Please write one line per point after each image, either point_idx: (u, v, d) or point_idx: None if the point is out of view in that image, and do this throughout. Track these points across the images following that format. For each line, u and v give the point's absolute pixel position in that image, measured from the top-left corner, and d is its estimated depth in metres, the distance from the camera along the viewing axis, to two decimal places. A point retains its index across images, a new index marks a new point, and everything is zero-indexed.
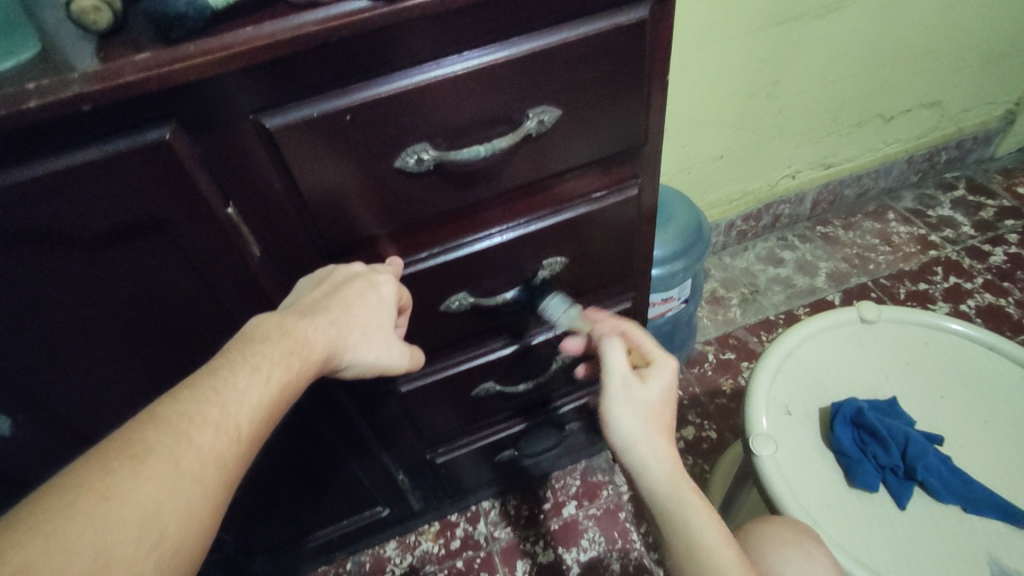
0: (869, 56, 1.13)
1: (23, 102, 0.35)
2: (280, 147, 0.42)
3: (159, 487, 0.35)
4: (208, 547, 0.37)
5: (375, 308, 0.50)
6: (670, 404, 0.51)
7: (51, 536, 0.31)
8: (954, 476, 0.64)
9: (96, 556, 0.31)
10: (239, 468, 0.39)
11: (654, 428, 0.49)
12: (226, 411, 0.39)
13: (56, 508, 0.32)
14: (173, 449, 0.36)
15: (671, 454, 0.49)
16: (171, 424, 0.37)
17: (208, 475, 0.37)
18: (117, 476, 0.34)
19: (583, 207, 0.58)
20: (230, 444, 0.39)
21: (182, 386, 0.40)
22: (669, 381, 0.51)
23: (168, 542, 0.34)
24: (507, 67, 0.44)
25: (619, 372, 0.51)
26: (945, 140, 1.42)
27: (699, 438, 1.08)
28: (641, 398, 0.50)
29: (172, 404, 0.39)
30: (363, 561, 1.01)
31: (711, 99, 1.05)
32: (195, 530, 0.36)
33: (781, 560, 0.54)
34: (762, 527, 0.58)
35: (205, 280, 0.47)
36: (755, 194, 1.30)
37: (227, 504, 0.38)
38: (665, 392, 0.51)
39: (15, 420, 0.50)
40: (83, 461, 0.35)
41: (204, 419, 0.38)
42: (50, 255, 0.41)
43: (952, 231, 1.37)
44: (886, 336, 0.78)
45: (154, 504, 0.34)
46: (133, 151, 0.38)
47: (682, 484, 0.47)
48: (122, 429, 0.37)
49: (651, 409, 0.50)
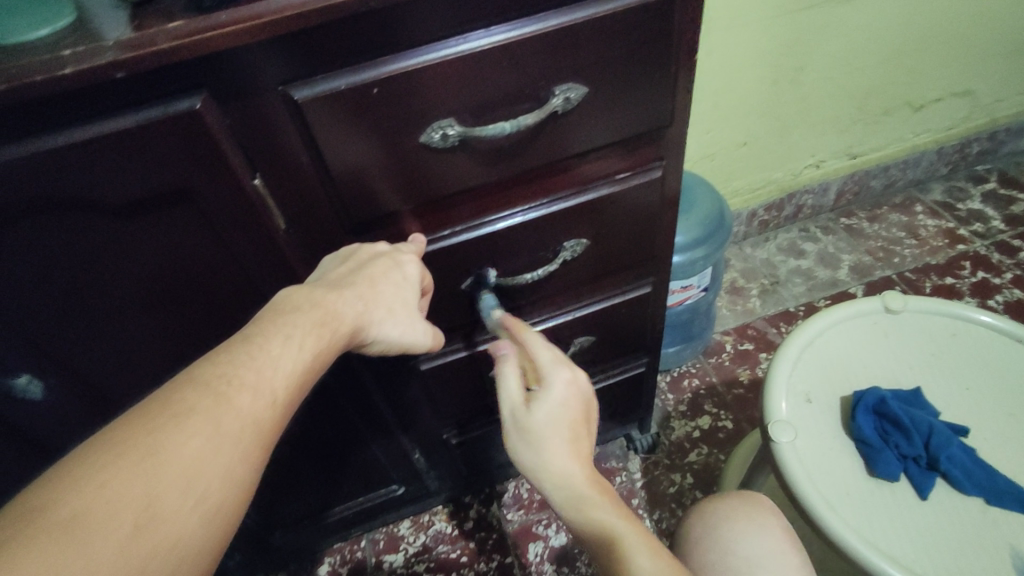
0: (901, 43, 1.11)
1: (59, 69, 0.35)
2: (308, 120, 0.42)
3: (203, 444, 0.36)
4: (248, 508, 0.38)
5: (400, 286, 0.50)
6: (570, 419, 0.51)
7: (103, 485, 0.32)
8: (978, 467, 0.63)
9: (146, 505, 0.33)
10: (276, 431, 0.40)
11: (554, 451, 0.50)
12: (262, 375, 0.40)
13: (106, 460, 0.33)
14: (214, 409, 0.37)
15: (575, 473, 0.49)
16: (210, 385, 0.39)
17: (247, 437, 0.38)
18: (161, 432, 0.35)
19: (605, 188, 0.58)
20: (267, 408, 0.40)
21: (219, 351, 0.41)
22: (559, 395, 0.51)
23: (212, 499, 0.35)
24: (535, 42, 0.44)
25: (510, 404, 0.52)
26: (977, 131, 1.38)
27: (714, 428, 1.08)
28: (531, 425, 0.50)
29: (209, 367, 0.40)
30: (377, 538, 1.02)
31: (736, 85, 1.03)
32: (236, 489, 0.37)
33: (740, 535, 0.57)
34: (725, 504, 0.61)
35: (230, 251, 0.48)
36: (779, 183, 1.28)
37: (265, 467, 0.39)
38: (559, 410, 0.51)
39: (46, 382, 0.51)
40: (126, 417, 0.36)
41: (242, 382, 0.39)
42: (82, 221, 0.42)
43: (982, 225, 1.34)
44: (911, 327, 0.77)
45: (197, 461, 0.35)
46: (164, 121, 0.39)
47: (583, 500, 0.48)
48: (163, 390, 0.38)
49: (548, 431, 0.50)
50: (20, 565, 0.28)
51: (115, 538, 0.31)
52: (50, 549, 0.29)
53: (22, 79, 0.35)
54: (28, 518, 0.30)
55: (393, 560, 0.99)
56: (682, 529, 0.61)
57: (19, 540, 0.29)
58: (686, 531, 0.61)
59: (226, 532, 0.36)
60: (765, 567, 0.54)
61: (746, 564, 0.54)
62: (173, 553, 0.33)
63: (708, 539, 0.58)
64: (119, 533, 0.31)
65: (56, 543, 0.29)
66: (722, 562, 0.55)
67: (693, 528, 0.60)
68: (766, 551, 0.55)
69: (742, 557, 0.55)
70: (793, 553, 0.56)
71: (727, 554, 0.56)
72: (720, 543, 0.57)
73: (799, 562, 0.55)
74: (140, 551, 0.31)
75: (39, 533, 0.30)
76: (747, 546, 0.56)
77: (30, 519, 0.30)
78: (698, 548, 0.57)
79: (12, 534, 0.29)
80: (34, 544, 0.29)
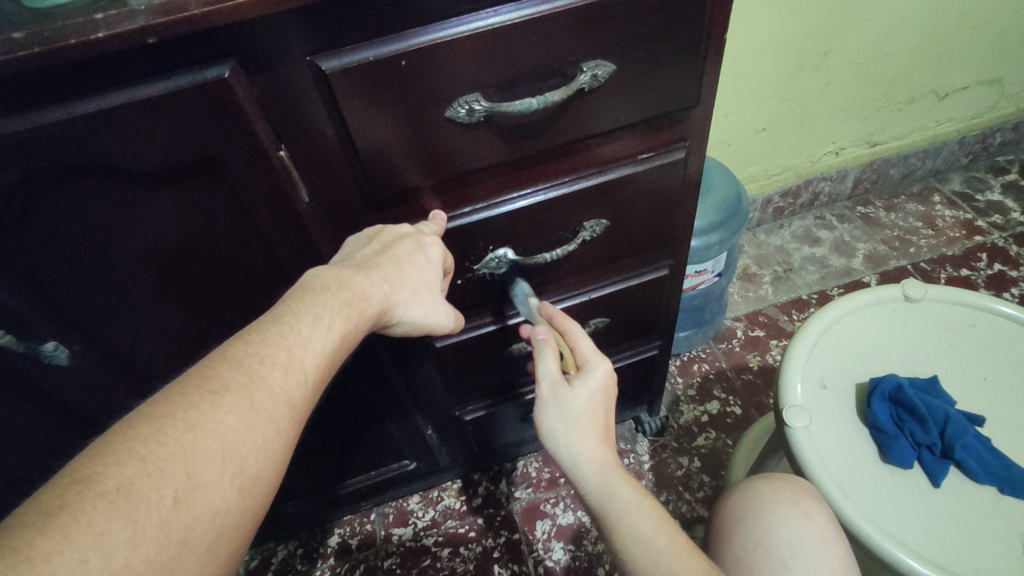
0: (929, 28, 1.08)
1: (92, 34, 0.35)
2: (335, 92, 0.42)
3: (238, 421, 0.38)
4: (280, 479, 0.40)
5: (424, 269, 0.51)
6: (603, 407, 0.53)
7: (146, 457, 0.34)
8: (994, 458, 0.63)
9: (186, 479, 0.34)
10: (306, 408, 0.42)
11: (588, 431, 0.52)
12: (293, 354, 0.42)
13: (148, 433, 0.35)
14: (247, 386, 0.39)
15: (602, 454, 0.51)
16: (243, 363, 0.40)
17: (280, 412, 0.40)
18: (199, 408, 0.37)
19: (628, 168, 0.57)
20: (298, 387, 0.41)
21: (250, 329, 0.43)
22: (599, 384, 0.53)
23: (247, 472, 0.37)
24: (566, 17, 0.43)
25: (548, 379, 0.53)
26: (1001, 121, 1.36)
27: (723, 413, 1.08)
28: (570, 404, 0.52)
29: (242, 345, 0.41)
30: (387, 512, 1.04)
31: (758, 68, 1.01)
32: (269, 463, 0.39)
33: (780, 518, 0.57)
34: (765, 485, 0.61)
35: (254, 222, 0.48)
36: (796, 169, 1.27)
37: (296, 441, 0.41)
38: (597, 396, 0.52)
39: (72, 349, 0.52)
40: (165, 393, 0.38)
41: (273, 360, 0.41)
42: (110, 187, 0.42)
43: (1001, 217, 1.32)
44: (928, 315, 0.77)
45: (233, 437, 0.37)
46: (193, 89, 0.38)
47: (610, 482, 0.50)
48: (198, 366, 0.40)
49: (581, 413, 0.52)
50: (72, 535, 0.30)
51: (159, 509, 0.33)
52: (99, 517, 0.31)
53: (55, 43, 0.35)
54: (77, 487, 0.32)
55: (401, 533, 1.01)
56: (724, 506, 0.63)
57: (71, 509, 0.30)
58: (728, 509, 0.62)
59: (261, 502, 0.38)
60: (806, 552, 0.54)
61: (787, 548, 0.55)
62: (213, 523, 0.35)
63: (750, 520, 0.58)
64: (161, 505, 0.33)
65: (104, 512, 0.31)
66: (763, 544, 0.56)
67: (734, 508, 0.61)
68: (807, 536, 0.55)
69: (784, 540, 0.55)
70: (833, 540, 0.56)
71: (768, 538, 0.56)
72: (761, 526, 0.57)
73: (839, 550, 0.55)
74: (182, 521, 0.33)
75: (89, 502, 0.31)
76: (789, 530, 0.56)
77: (80, 488, 0.32)
78: (740, 528, 0.59)
79: (65, 501, 0.31)
80: (85, 512, 0.31)
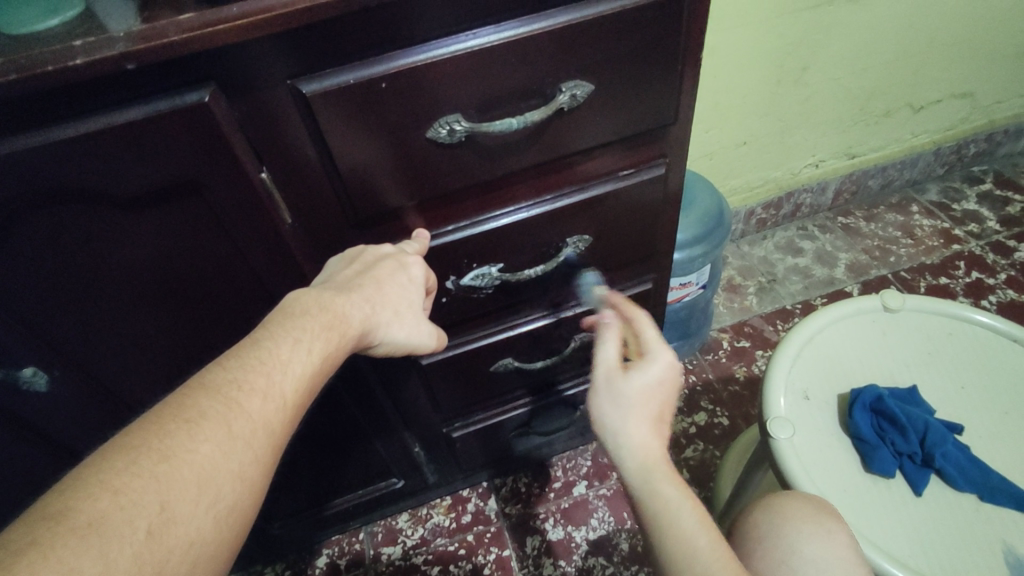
0: (902, 44, 1.11)
1: (70, 60, 0.35)
2: (316, 114, 0.42)
3: (215, 450, 0.37)
4: (258, 506, 0.40)
5: (405, 289, 0.51)
6: (659, 399, 0.51)
7: (120, 490, 0.33)
8: (972, 464, 0.64)
9: (160, 511, 0.34)
10: (285, 434, 0.42)
11: (641, 418, 0.50)
12: (272, 380, 0.42)
13: (122, 465, 0.34)
14: (225, 414, 0.39)
15: (654, 445, 0.49)
16: (221, 391, 0.40)
17: (258, 439, 0.40)
18: (175, 438, 0.37)
19: (609, 184, 0.58)
20: (277, 412, 0.41)
21: (229, 355, 0.42)
22: (658, 373, 0.51)
23: (223, 501, 0.37)
24: (544, 39, 0.44)
25: (606, 364, 0.54)
26: (975, 132, 1.39)
27: (711, 424, 1.08)
28: (624, 390, 0.51)
29: (220, 372, 0.41)
30: (375, 531, 1.03)
31: (737, 84, 1.03)
32: (247, 491, 0.38)
33: (803, 537, 0.55)
34: (784, 502, 0.59)
35: (236, 244, 0.48)
36: (777, 182, 1.29)
37: (274, 468, 0.41)
38: (654, 387, 0.51)
39: (51, 375, 0.51)
40: (140, 422, 0.37)
41: (251, 388, 0.41)
42: (89, 211, 0.42)
43: (977, 225, 1.35)
44: (908, 325, 0.78)
45: (209, 467, 0.37)
46: (173, 113, 0.39)
47: (658, 474, 0.48)
48: (176, 393, 0.40)
49: (638, 402, 0.50)
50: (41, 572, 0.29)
51: (132, 542, 0.32)
52: (69, 553, 0.30)
53: (33, 70, 0.35)
54: (49, 523, 0.31)
55: (390, 552, 1.00)
56: (744, 522, 0.60)
57: (41, 546, 0.30)
58: (748, 525, 0.59)
59: (238, 531, 0.38)
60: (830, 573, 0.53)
61: (810, 567, 0.53)
62: (188, 554, 0.34)
63: (771, 537, 0.56)
64: (135, 539, 0.32)
65: (75, 549, 0.30)
66: (786, 562, 0.54)
67: (755, 524, 0.59)
68: (830, 556, 0.54)
69: (807, 559, 0.54)
70: (853, 562, 0.55)
71: (790, 556, 0.54)
72: (783, 543, 0.55)
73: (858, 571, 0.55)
74: (156, 553, 0.33)
75: (59, 539, 0.31)
76: (812, 549, 0.55)
77: (51, 524, 0.31)
78: (762, 546, 0.56)
79: (36, 537, 0.30)
80: (55, 549, 0.30)
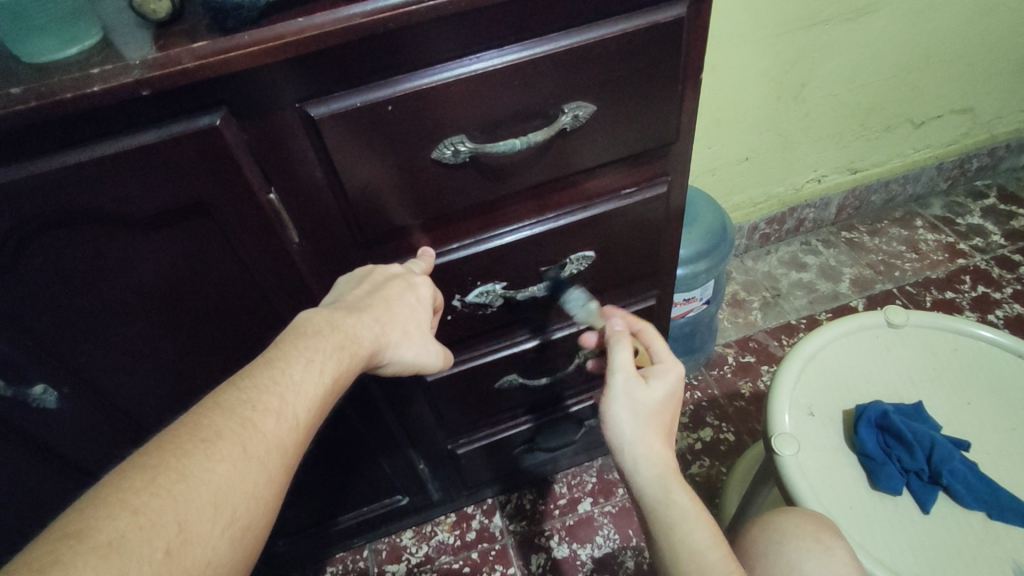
0: (901, 61, 1.12)
1: (88, 87, 0.36)
2: (324, 136, 0.43)
3: (231, 469, 0.38)
4: (270, 525, 0.40)
5: (414, 308, 0.52)
6: (670, 410, 0.53)
7: (139, 510, 0.34)
8: (981, 483, 0.64)
9: (178, 531, 0.34)
10: (297, 453, 0.42)
11: (653, 430, 0.51)
12: (285, 400, 0.42)
13: (140, 484, 0.35)
14: (240, 433, 0.39)
15: (666, 457, 0.51)
16: (236, 411, 0.40)
17: (271, 459, 0.40)
18: (192, 457, 0.37)
19: (612, 203, 0.59)
20: (290, 432, 0.42)
21: (242, 374, 0.43)
22: (673, 385, 0.52)
23: (238, 521, 0.37)
24: (545, 61, 0.45)
25: (624, 370, 0.52)
26: (977, 147, 1.40)
27: (717, 440, 1.08)
28: (642, 400, 0.51)
29: (235, 392, 0.41)
30: (380, 549, 1.02)
31: (738, 101, 1.04)
32: (260, 510, 0.39)
33: (804, 555, 0.55)
34: (786, 518, 0.59)
35: (245, 263, 0.49)
36: (780, 197, 1.29)
37: (286, 486, 0.41)
38: (668, 399, 0.52)
39: (61, 392, 0.52)
40: (155, 442, 0.38)
41: (265, 408, 0.41)
42: (103, 232, 0.43)
43: (982, 240, 1.35)
44: (912, 341, 0.78)
45: (225, 487, 0.37)
46: (186, 136, 0.40)
47: (671, 487, 0.50)
48: (191, 413, 0.40)
49: (651, 411, 0.52)
50: None
51: (151, 562, 0.32)
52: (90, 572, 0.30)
53: (53, 97, 0.36)
54: (70, 542, 0.31)
55: (395, 570, 0.99)
56: (745, 537, 0.60)
57: (62, 565, 0.30)
58: (749, 541, 0.59)
59: (251, 551, 0.38)
60: None
61: None
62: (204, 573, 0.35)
63: (773, 553, 0.56)
64: (153, 558, 0.33)
65: (96, 567, 0.31)
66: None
67: (756, 540, 0.59)
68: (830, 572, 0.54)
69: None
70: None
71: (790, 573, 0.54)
72: (785, 560, 0.55)
73: None
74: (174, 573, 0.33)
75: (81, 558, 0.31)
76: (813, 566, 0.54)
77: (72, 543, 0.31)
78: (761, 563, 0.56)
79: (57, 556, 0.31)
80: (75, 568, 0.30)
